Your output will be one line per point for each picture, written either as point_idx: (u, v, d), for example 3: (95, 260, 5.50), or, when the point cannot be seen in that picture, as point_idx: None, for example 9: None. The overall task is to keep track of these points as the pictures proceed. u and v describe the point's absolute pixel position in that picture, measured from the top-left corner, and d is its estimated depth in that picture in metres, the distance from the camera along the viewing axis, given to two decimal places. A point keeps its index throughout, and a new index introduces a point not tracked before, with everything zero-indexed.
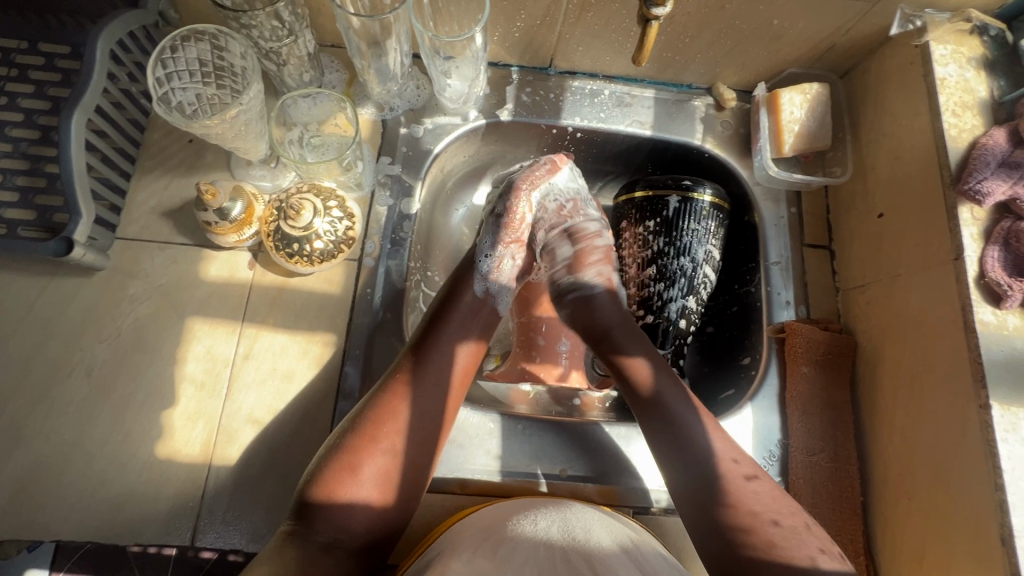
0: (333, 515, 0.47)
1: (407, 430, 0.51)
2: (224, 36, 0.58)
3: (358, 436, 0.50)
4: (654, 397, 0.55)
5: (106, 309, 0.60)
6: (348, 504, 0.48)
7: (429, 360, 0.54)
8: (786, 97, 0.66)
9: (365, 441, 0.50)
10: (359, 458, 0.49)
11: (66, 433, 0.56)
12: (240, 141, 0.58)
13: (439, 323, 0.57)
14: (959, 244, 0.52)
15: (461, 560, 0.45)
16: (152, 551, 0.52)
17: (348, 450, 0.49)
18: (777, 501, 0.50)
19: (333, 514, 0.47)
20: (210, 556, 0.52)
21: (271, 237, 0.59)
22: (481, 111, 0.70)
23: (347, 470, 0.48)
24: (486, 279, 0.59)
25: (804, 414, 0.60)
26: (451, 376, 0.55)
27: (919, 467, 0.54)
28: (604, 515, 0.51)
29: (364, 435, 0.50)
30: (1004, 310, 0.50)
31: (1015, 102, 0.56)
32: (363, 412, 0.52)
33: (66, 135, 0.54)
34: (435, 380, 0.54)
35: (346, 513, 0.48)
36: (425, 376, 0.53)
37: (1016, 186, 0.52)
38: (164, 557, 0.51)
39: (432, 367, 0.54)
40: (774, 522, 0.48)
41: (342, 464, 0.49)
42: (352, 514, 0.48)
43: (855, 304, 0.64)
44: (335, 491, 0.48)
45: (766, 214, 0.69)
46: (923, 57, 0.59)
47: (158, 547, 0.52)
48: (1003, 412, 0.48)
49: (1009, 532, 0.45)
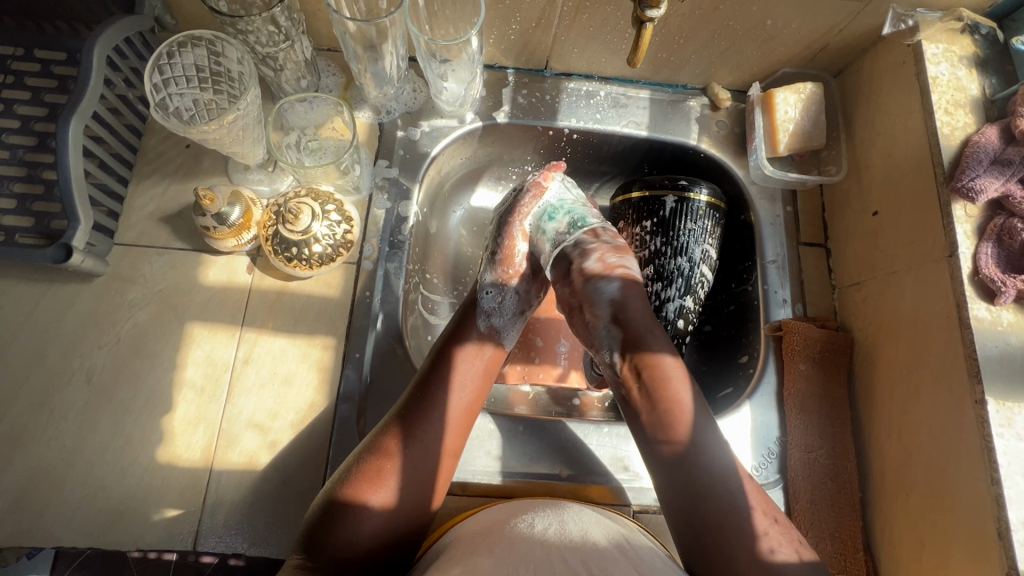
0: (344, 530, 0.47)
1: (416, 440, 0.51)
2: (221, 42, 0.58)
3: (364, 468, 0.49)
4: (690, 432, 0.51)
5: (105, 315, 0.60)
6: (356, 517, 0.47)
7: (438, 385, 0.54)
8: (781, 96, 0.67)
9: (372, 473, 0.49)
10: (365, 491, 0.48)
11: (66, 440, 0.56)
12: (238, 146, 0.58)
13: (447, 356, 0.56)
14: (953, 241, 0.53)
15: (463, 566, 0.45)
16: (154, 556, 0.53)
17: (355, 482, 0.49)
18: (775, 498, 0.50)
19: (337, 546, 0.47)
20: (211, 561, 0.53)
21: (270, 242, 0.59)
22: (478, 114, 0.70)
23: (352, 502, 0.48)
24: (489, 314, 0.60)
25: (802, 411, 0.61)
26: (457, 412, 0.54)
27: (916, 463, 0.54)
28: (604, 520, 0.51)
29: (370, 467, 0.49)
30: (998, 305, 0.51)
31: (1007, 99, 0.57)
32: (370, 445, 0.51)
33: (63, 142, 0.54)
34: (440, 391, 0.54)
35: (350, 544, 0.47)
36: (430, 410, 0.53)
37: (1009, 182, 0.52)
38: (165, 562, 0.53)
39: (437, 402, 0.53)
40: (773, 521, 0.48)
41: (349, 497, 0.48)
42: (363, 528, 0.47)
43: (851, 302, 0.65)
44: (339, 523, 0.47)
45: (762, 213, 0.69)
46: (916, 55, 0.59)
47: (158, 552, 0.53)
48: (998, 407, 0.48)
49: (1006, 527, 0.45)
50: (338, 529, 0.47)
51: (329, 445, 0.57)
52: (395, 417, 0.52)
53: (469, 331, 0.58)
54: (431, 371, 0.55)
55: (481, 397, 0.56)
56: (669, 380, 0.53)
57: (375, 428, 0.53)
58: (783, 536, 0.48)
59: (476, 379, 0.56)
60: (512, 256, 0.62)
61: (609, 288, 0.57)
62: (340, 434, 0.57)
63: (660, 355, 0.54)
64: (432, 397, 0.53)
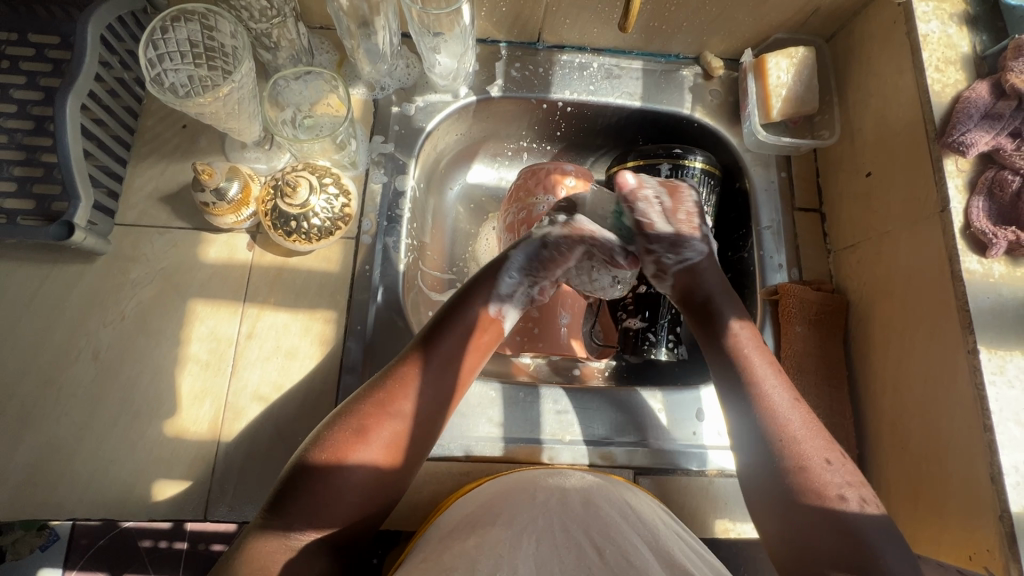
0: (319, 494, 0.46)
1: (417, 396, 0.50)
2: (213, 15, 0.58)
3: (342, 427, 0.48)
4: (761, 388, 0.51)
5: (108, 294, 0.60)
6: (333, 476, 0.46)
7: (438, 352, 0.52)
8: (773, 62, 0.67)
9: (359, 426, 0.47)
10: (349, 447, 0.47)
11: (74, 416, 0.57)
12: (233, 121, 0.59)
13: (437, 338, 0.52)
14: (944, 197, 0.53)
15: (476, 538, 0.46)
16: (165, 545, 0.53)
17: (341, 432, 0.47)
18: (814, 435, 0.49)
19: (313, 503, 0.45)
20: (222, 548, 0.53)
21: (268, 216, 0.59)
22: (471, 88, 0.70)
23: (334, 458, 0.46)
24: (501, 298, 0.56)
25: (799, 372, 0.61)
26: (446, 391, 0.52)
27: (913, 417, 0.55)
28: (602, 483, 0.52)
29: (348, 428, 0.48)
30: (990, 258, 0.51)
31: (997, 55, 0.57)
32: (362, 399, 0.49)
33: (61, 120, 0.54)
34: (442, 350, 0.52)
35: (327, 504, 0.46)
36: (432, 365, 0.51)
37: (998, 136, 0.53)
38: (176, 551, 0.53)
39: (445, 351, 0.52)
40: (846, 495, 0.46)
41: (334, 453, 0.46)
42: (337, 494, 0.46)
43: (846, 265, 0.65)
44: (319, 480, 0.46)
45: (757, 179, 0.70)
46: (906, 15, 0.59)
47: (169, 542, 0.53)
48: (990, 356, 0.49)
49: (998, 472, 0.46)
50: (313, 494, 0.46)
51: (334, 415, 0.58)
52: (398, 368, 0.51)
53: (466, 314, 0.54)
54: (438, 326, 0.53)
55: (472, 372, 0.54)
56: (736, 333, 0.54)
57: (372, 380, 0.51)
58: (860, 491, 0.46)
59: (468, 360, 0.54)
60: (557, 261, 0.57)
61: (693, 251, 0.57)
62: None
63: (725, 312, 0.56)
64: (431, 355, 0.51)
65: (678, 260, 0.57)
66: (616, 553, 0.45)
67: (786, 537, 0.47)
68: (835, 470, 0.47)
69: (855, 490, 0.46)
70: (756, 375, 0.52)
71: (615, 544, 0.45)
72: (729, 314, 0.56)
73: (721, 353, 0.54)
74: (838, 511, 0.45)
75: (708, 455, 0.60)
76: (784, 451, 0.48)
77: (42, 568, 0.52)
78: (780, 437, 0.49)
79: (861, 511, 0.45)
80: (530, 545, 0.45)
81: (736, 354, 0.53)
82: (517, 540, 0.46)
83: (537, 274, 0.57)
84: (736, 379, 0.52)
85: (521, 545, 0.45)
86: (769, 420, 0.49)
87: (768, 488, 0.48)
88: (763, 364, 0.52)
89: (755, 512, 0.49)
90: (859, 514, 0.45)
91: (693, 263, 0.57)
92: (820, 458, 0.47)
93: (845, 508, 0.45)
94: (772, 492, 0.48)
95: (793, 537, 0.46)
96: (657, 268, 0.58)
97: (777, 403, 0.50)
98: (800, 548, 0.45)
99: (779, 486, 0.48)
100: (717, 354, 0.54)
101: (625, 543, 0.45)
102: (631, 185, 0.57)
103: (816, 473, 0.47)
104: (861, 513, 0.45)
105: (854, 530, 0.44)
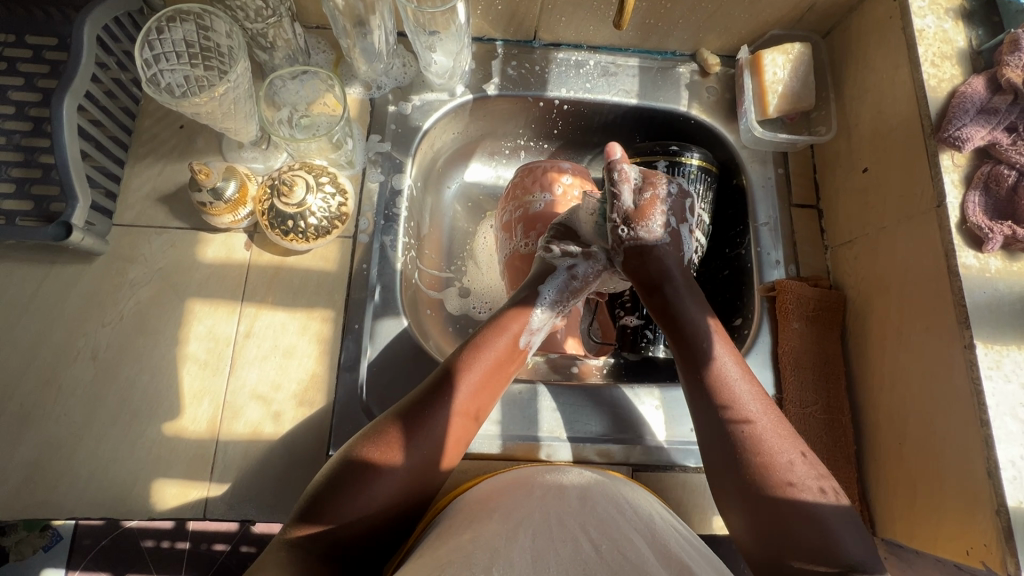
0: (355, 500, 0.46)
1: (453, 411, 0.51)
2: (209, 16, 0.58)
3: (386, 431, 0.49)
4: (719, 378, 0.51)
5: (107, 294, 0.61)
6: (369, 483, 0.47)
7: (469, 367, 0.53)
8: (768, 58, 0.67)
9: (395, 438, 0.48)
10: (386, 457, 0.48)
11: (73, 415, 0.57)
12: (230, 121, 0.59)
13: (480, 352, 0.54)
14: (941, 192, 0.53)
15: (471, 533, 0.46)
16: (167, 546, 0.53)
17: (379, 443, 0.48)
18: (777, 424, 0.49)
19: (345, 509, 0.46)
20: (224, 548, 0.53)
21: (265, 215, 0.59)
22: (468, 86, 0.70)
23: (373, 466, 0.47)
24: (531, 330, 0.57)
25: (797, 369, 0.61)
26: (479, 408, 0.53)
27: (910, 412, 0.55)
28: (602, 479, 0.52)
29: (388, 437, 0.49)
30: (986, 253, 0.51)
31: (993, 50, 0.57)
32: (400, 411, 0.50)
33: (58, 121, 0.54)
34: (477, 366, 0.53)
35: (361, 510, 0.46)
36: (463, 378, 0.52)
37: (994, 131, 0.53)
38: (178, 551, 0.53)
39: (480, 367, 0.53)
40: (820, 489, 0.46)
41: (371, 460, 0.47)
42: (370, 500, 0.47)
43: (843, 261, 0.65)
44: (355, 486, 0.46)
45: (753, 176, 0.70)
46: (902, 10, 0.59)
47: (172, 542, 0.53)
48: (986, 350, 0.49)
49: (995, 466, 0.46)
50: (346, 500, 0.46)
51: (332, 413, 0.58)
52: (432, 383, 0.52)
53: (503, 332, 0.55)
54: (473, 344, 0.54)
55: (500, 390, 0.55)
56: (698, 325, 0.54)
57: (410, 394, 0.52)
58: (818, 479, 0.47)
59: (502, 376, 0.55)
60: (582, 291, 0.60)
61: (652, 233, 0.57)
62: (342, 402, 0.58)
63: (686, 303, 0.55)
64: (468, 371, 0.52)
65: (633, 236, 0.57)
66: (614, 548, 0.44)
67: (751, 528, 0.47)
68: (798, 461, 0.47)
69: (821, 483, 0.47)
70: (716, 366, 0.51)
71: (612, 538, 0.45)
72: (688, 305, 0.55)
73: (683, 345, 0.54)
74: (799, 502, 0.45)
75: None
76: (745, 441, 0.48)
77: (45, 569, 0.52)
78: (741, 428, 0.48)
79: (819, 500, 0.45)
80: (528, 539, 0.45)
81: (698, 346, 0.53)
82: (514, 535, 0.45)
83: (569, 299, 0.59)
84: (698, 370, 0.52)
85: (518, 539, 0.45)
86: (738, 412, 0.49)
87: (732, 479, 0.48)
88: (724, 354, 0.52)
89: (720, 503, 0.49)
90: (817, 503, 0.45)
91: (646, 244, 0.57)
92: (781, 449, 0.48)
93: (803, 498, 0.45)
94: (735, 484, 0.48)
95: (756, 527, 0.46)
96: (614, 244, 0.58)
97: (738, 394, 0.50)
98: (768, 541, 0.45)
99: (741, 476, 0.47)
100: (679, 345, 0.54)
101: (621, 537, 0.45)
102: (616, 157, 0.59)
103: (777, 463, 0.47)
104: (822, 502, 0.45)
105: (814, 517, 0.45)
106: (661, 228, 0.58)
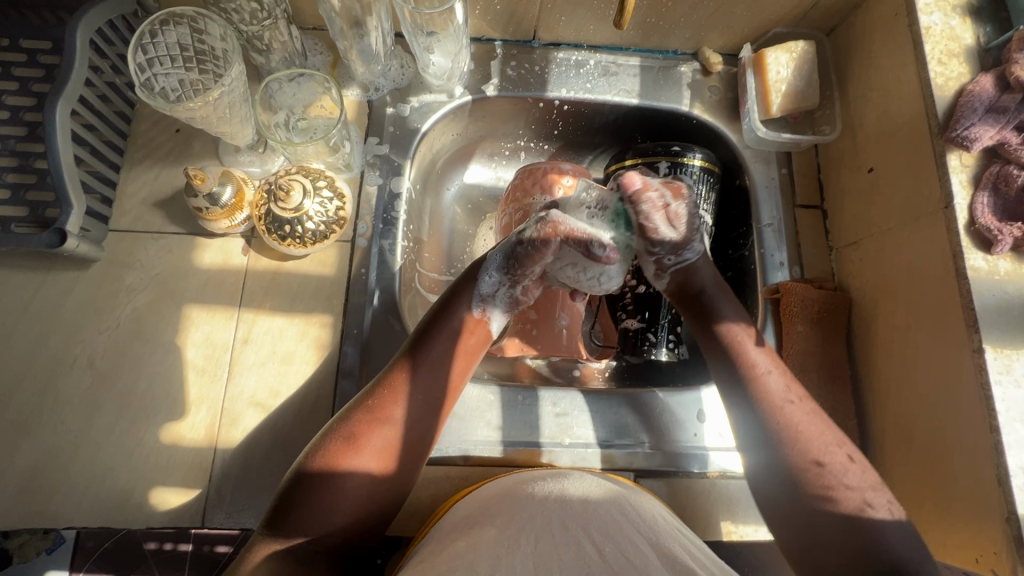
0: (320, 501, 0.45)
1: (409, 405, 0.50)
2: (203, 18, 0.58)
3: (343, 428, 0.48)
4: (763, 391, 0.50)
5: (104, 300, 0.60)
6: (330, 482, 0.45)
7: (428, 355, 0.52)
8: (772, 57, 0.66)
9: (353, 435, 0.47)
10: (345, 454, 0.46)
11: (70, 423, 0.56)
12: (226, 125, 0.58)
13: (429, 341, 0.52)
14: (948, 193, 0.52)
15: (466, 540, 0.45)
16: (169, 547, 0.52)
17: (337, 440, 0.47)
18: (820, 432, 0.48)
19: (308, 511, 0.45)
20: (226, 550, 0.52)
21: (262, 220, 0.59)
22: (467, 87, 0.69)
23: (330, 465, 0.46)
24: (484, 298, 0.56)
25: (801, 373, 0.60)
26: (440, 397, 0.52)
27: (917, 416, 0.54)
28: (604, 483, 0.52)
29: (349, 432, 0.47)
30: (995, 255, 0.50)
31: (1002, 47, 0.56)
32: (355, 408, 0.49)
33: (51, 127, 0.54)
34: (433, 355, 0.52)
35: (328, 511, 0.45)
36: (427, 367, 0.51)
37: (1004, 130, 0.52)
38: (180, 553, 0.52)
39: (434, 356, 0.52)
40: (868, 501, 0.45)
41: (329, 459, 0.46)
42: (336, 501, 0.46)
43: (848, 263, 0.64)
44: (315, 486, 0.45)
45: (757, 176, 0.69)
46: (908, 7, 0.58)
47: (174, 543, 0.52)
48: (996, 355, 0.48)
49: (1005, 473, 0.46)
50: (310, 500, 0.45)
51: (331, 420, 0.57)
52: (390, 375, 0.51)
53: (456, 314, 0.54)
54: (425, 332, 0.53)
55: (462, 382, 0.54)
56: (738, 336, 0.53)
57: (363, 390, 0.51)
58: (871, 491, 0.46)
59: (460, 363, 0.53)
60: (536, 259, 0.54)
61: (690, 253, 0.55)
62: (341, 409, 0.57)
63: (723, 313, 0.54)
64: (424, 357, 0.51)
65: (677, 261, 0.55)
66: (618, 553, 0.44)
67: (802, 543, 0.46)
68: (852, 473, 0.46)
69: (879, 498, 0.45)
70: (759, 379, 0.51)
71: (616, 542, 0.45)
72: (727, 315, 0.54)
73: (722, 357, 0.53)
74: (855, 516, 0.44)
75: (710, 457, 0.59)
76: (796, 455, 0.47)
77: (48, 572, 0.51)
78: (790, 442, 0.48)
79: (879, 513, 0.44)
80: (530, 546, 0.44)
81: (734, 357, 0.52)
82: (517, 541, 0.44)
83: (515, 273, 0.55)
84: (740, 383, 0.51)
85: (520, 545, 0.44)
86: (778, 424, 0.48)
87: (782, 493, 0.47)
88: (767, 365, 0.51)
89: (770, 518, 0.49)
90: (877, 517, 0.44)
91: (689, 267, 0.55)
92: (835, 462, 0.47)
93: (860, 511, 0.44)
94: (785, 498, 0.47)
95: (809, 542, 0.46)
96: (656, 269, 0.56)
97: (786, 407, 0.49)
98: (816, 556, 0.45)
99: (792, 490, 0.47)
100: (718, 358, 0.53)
101: (626, 542, 0.45)
102: (636, 186, 0.53)
103: (831, 478, 0.46)
104: (881, 516, 0.44)
105: (870, 531, 0.43)
106: (699, 244, 0.55)
